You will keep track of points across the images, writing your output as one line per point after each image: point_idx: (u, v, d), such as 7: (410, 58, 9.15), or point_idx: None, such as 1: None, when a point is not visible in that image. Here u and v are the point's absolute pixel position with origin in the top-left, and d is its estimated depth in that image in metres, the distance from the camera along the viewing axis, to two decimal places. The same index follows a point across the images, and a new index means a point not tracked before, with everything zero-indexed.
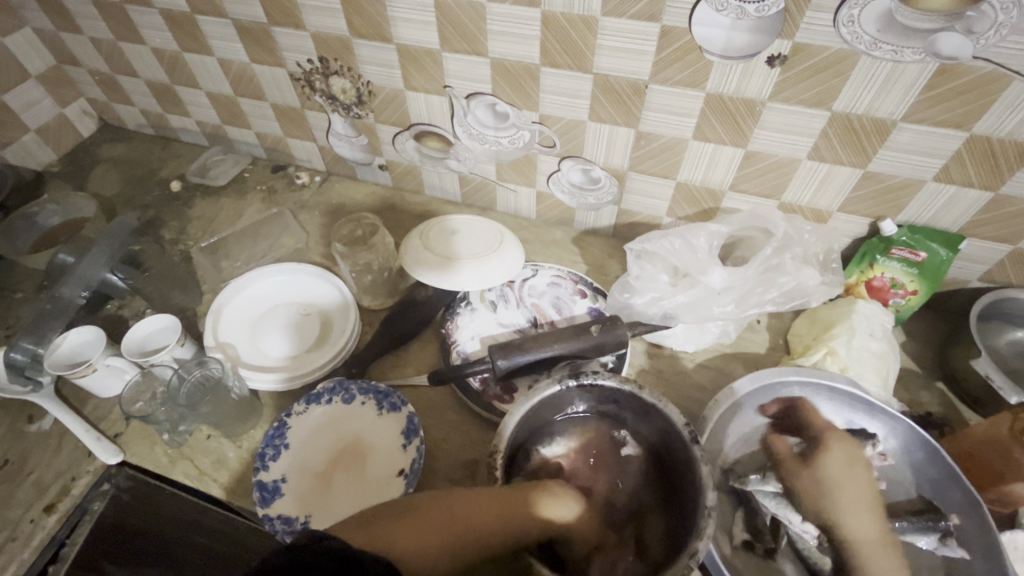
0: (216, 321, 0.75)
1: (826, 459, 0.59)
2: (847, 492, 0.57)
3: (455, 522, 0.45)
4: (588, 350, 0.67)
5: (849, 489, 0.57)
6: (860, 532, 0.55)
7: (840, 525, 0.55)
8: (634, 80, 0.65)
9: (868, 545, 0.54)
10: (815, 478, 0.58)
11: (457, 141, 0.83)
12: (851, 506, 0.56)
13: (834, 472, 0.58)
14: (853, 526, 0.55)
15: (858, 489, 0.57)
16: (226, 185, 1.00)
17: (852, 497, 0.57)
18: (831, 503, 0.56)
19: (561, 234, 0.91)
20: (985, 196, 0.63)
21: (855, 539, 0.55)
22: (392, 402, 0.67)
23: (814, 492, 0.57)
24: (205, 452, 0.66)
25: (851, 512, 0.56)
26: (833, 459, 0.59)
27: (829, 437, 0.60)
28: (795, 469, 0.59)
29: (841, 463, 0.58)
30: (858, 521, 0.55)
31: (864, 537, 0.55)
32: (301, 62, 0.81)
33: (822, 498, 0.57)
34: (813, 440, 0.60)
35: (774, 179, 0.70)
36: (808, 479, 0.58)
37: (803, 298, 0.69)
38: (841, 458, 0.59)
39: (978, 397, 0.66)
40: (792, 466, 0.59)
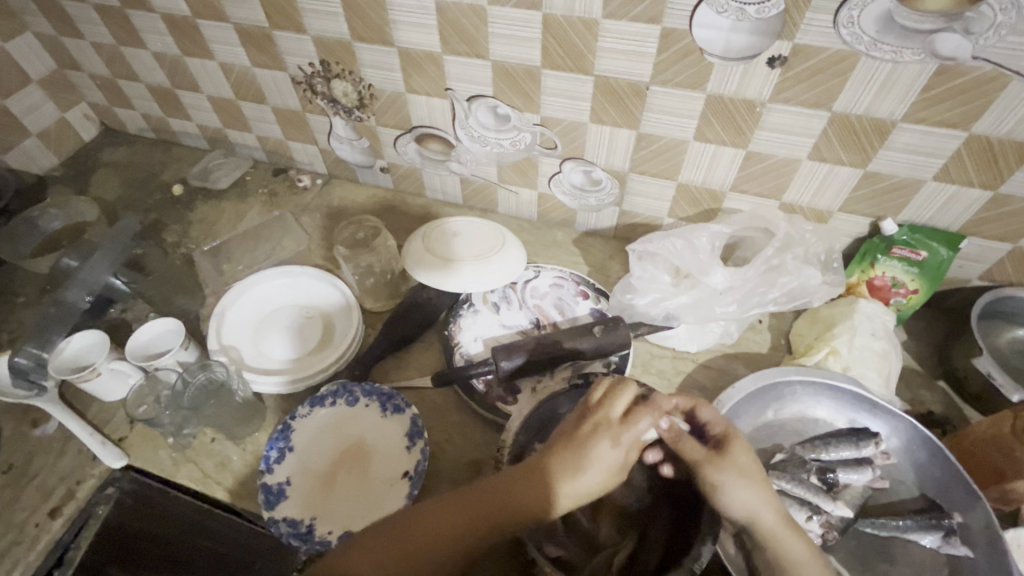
0: (219, 324, 0.75)
1: (735, 453, 0.49)
2: (752, 488, 0.48)
3: (428, 535, 0.46)
4: (592, 352, 0.68)
5: (749, 486, 0.48)
6: (771, 518, 0.48)
7: (756, 519, 0.48)
8: (635, 81, 0.66)
9: (781, 534, 0.48)
10: (731, 474, 0.48)
11: (458, 143, 0.84)
12: (751, 493, 0.48)
13: (742, 467, 0.49)
14: (764, 514, 0.48)
15: (758, 483, 0.48)
16: (227, 188, 1.01)
17: (758, 490, 0.48)
18: (737, 501, 0.48)
19: (562, 235, 0.91)
20: (985, 195, 0.63)
21: (764, 529, 0.48)
22: (396, 404, 0.67)
23: (728, 489, 0.48)
24: (209, 455, 0.66)
25: (763, 504, 0.48)
26: (741, 450, 0.50)
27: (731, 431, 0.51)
28: (710, 460, 0.49)
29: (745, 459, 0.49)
30: (766, 510, 0.48)
31: (774, 525, 0.48)
32: (302, 66, 0.81)
33: (728, 494, 0.48)
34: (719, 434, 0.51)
35: (775, 179, 0.71)
36: (725, 472, 0.48)
37: (805, 297, 0.69)
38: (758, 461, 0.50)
39: (980, 395, 0.66)
40: (705, 463, 0.49)
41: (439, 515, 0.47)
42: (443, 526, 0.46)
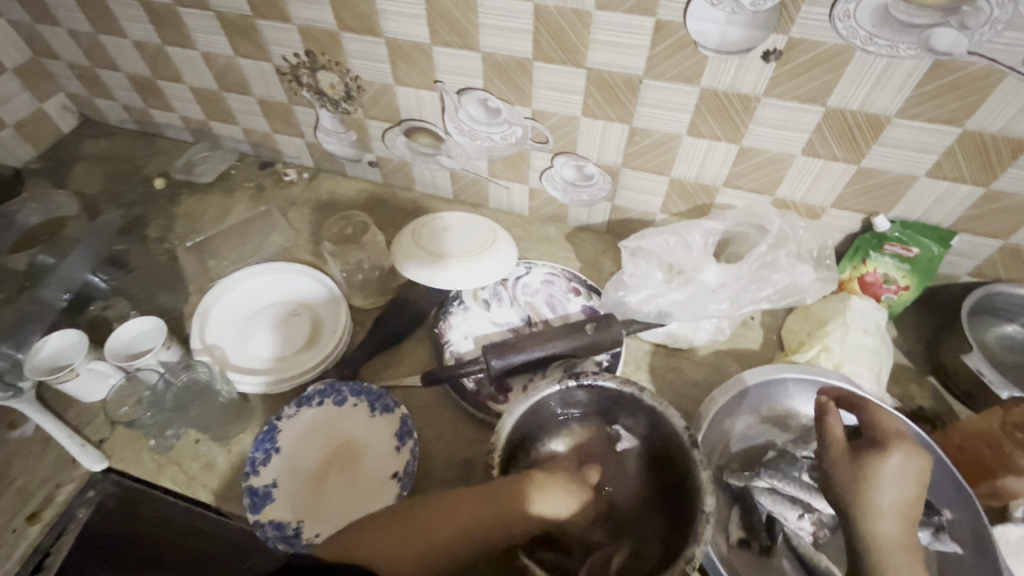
0: (203, 322, 0.73)
1: (886, 458, 0.50)
2: (898, 496, 0.49)
3: (426, 527, 0.49)
4: (583, 349, 0.67)
5: (902, 485, 0.49)
6: (891, 533, 0.47)
7: (875, 529, 0.48)
8: (628, 75, 0.65)
9: (892, 547, 0.47)
10: (866, 471, 0.50)
11: (449, 137, 0.82)
12: (891, 496, 0.49)
13: (896, 470, 0.49)
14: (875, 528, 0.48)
15: (905, 495, 0.49)
16: (212, 182, 0.98)
17: (901, 496, 0.49)
18: (877, 502, 0.48)
19: (554, 230, 0.90)
20: (977, 192, 0.63)
21: (886, 542, 0.47)
22: (385, 403, 0.66)
23: (876, 492, 0.49)
24: (194, 458, 0.65)
25: (895, 512, 0.48)
26: (899, 459, 0.50)
27: (893, 437, 0.51)
28: (844, 458, 0.51)
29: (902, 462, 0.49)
30: (886, 522, 0.48)
31: (894, 540, 0.47)
32: (288, 56, 0.79)
33: (878, 493, 0.49)
34: (873, 437, 0.52)
35: (768, 175, 0.70)
36: (861, 471, 0.50)
37: (798, 294, 0.69)
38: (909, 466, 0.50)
39: (969, 390, 0.67)
40: (839, 453, 0.52)
41: (436, 511, 0.50)
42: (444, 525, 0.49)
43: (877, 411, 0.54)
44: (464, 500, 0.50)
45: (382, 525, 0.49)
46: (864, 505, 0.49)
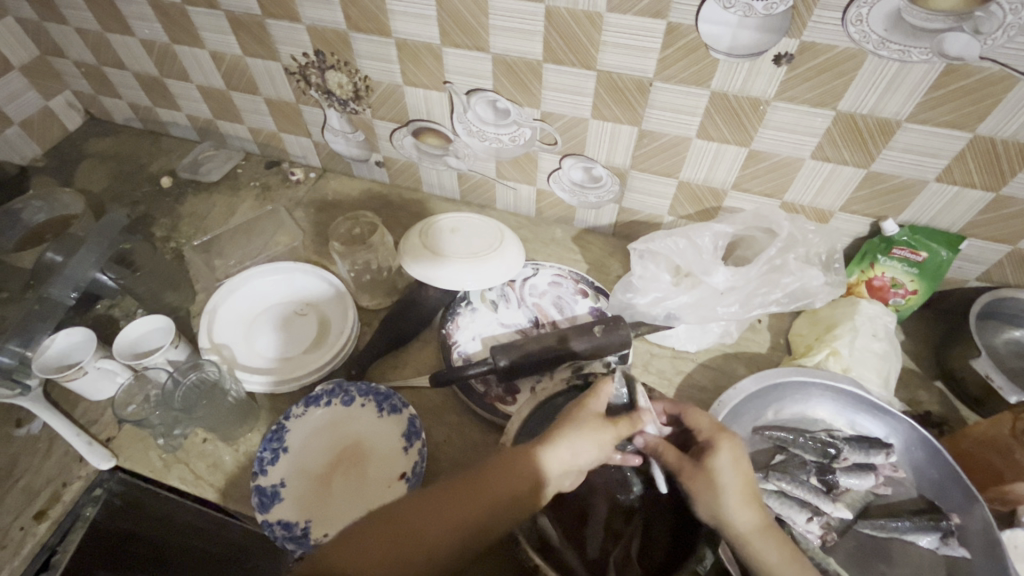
0: (211, 321, 0.73)
1: (714, 458, 0.50)
2: (735, 484, 0.49)
3: (421, 525, 0.44)
4: (591, 351, 0.67)
5: (733, 483, 0.49)
6: (744, 523, 0.48)
7: (728, 521, 0.48)
8: (638, 77, 0.65)
9: (750, 535, 0.48)
10: (707, 474, 0.49)
11: (457, 138, 0.82)
12: (733, 489, 0.49)
13: (729, 476, 0.49)
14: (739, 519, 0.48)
15: (742, 487, 0.49)
16: (218, 181, 0.98)
17: (736, 494, 0.49)
18: (723, 502, 0.48)
19: (561, 232, 0.90)
20: (986, 197, 0.63)
21: (740, 531, 0.48)
22: (393, 404, 0.66)
23: (707, 498, 0.49)
24: (201, 457, 0.65)
25: (737, 506, 0.48)
26: (723, 458, 0.50)
27: (715, 436, 0.51)
28: (685, 470, 0.51)
29: (728, 459, 0.50)
30: (740, 513, 0.48)
31: (747, 528, 0.48)
32: (296, 56, 0.79)
33: (720, 504, 0.48)
34: (703, 440, 0.52)
35: (777, 179, 0.70)
36: (699, 480, 0.50)
37: (807, 298, 0.69)
38: (729, 460, 0.50)
39: (977, 395, 0.66)
40: (686, 471, 0.51)
41: (430, 507, 0.45)
42: (441, 515, 0.45)
43: (694, 415, 0.53)
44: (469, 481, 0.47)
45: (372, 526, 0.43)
46: (708, 504, 0.49)
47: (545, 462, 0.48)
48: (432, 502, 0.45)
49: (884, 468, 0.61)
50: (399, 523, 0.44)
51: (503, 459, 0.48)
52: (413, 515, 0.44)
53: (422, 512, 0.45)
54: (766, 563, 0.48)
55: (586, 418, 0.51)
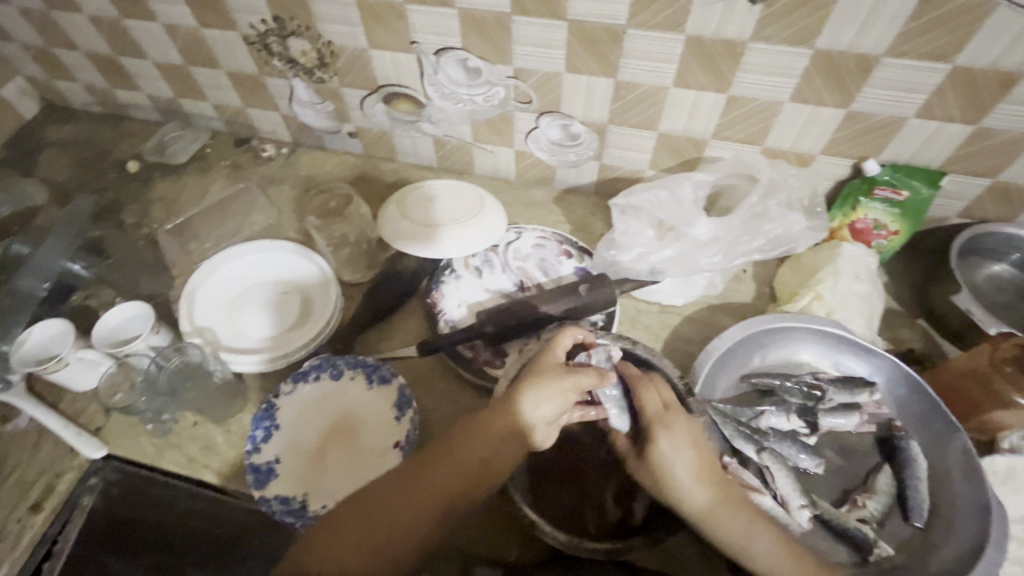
0: (190, 304, 0.72)
1: (662, 443, 0.51)
2: (687, 466, 0.50)
3: (394, 508, 0.48)
4: (579, 310, 0.67)
5: (683, 458, 0.50)
6: (696, 501, 0.49)
7: (683, 500, 0.50)
8: (610, 25, 0.62)
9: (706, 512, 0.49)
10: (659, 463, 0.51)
11: (429, 102, 0.80)
12: (685, 471, 0.50)
13: (677, 457, 0.50)
14: (689, 496, 0.50)
15: (693, 467, 0.50)
16: (186, 163, 0.95)
17: (692, 472, 0.50)
18: (676, 483, 0.50)
19: (542, 194, 0.88)
20: (966, 129, 0.62)
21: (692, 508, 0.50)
22: (382, 374, 0.66)
23: (666, 475, 0.50)
24: (194, 439, 0.65)
25: (688, 484, 0.50)
26: (669, 442, 0.50)
27: (659, 420, 0.52)
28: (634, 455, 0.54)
29: (676, 442, 0.50)
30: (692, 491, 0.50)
31: (704, 506, 0.49)
32: (255, 23, 0.75)
33: (668, 476, 0.50)
34: (653, 417, 0.52)
35: (756, 124, 0.68)
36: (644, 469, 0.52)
37: (789, 244, 0.69)
38: (680, 440, 0.51)
39: (959, 329, 0.68)
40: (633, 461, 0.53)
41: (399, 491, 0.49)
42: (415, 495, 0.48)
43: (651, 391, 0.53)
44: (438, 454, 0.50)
45: (346, 517, 0.48)
46: (656, 482, 0.51)
47: (521, 410, 0.50)
48: (400, 484, 0.49)
49: (867, 406, 0.62)
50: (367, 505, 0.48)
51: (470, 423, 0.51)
52: (382, 500, 0.48)
53: (393, 493, 0.49)
54: (726, 540, 0.49)
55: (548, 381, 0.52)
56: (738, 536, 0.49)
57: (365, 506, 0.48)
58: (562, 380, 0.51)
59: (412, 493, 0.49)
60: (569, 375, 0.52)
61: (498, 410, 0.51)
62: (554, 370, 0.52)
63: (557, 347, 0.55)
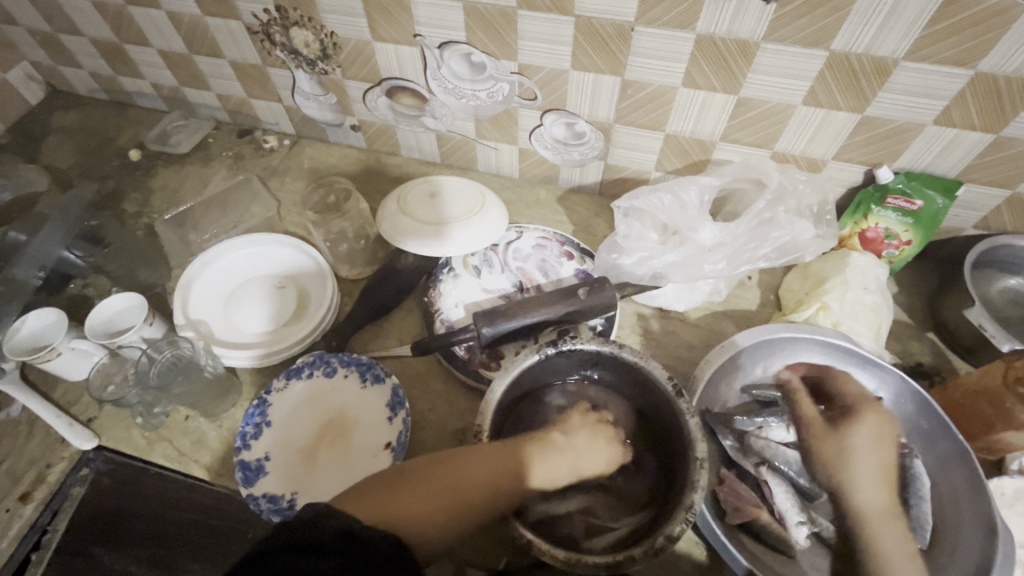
0: (185, 297, 0.71)
1: (853, 430, 0.58)
2: (870, 464, 0.56)
3: (461, 480, 0.46)
4: (577, 313, 0.65)
5: (877, 455, 0.57)
6: (878, 501, 0.55)
7: (854, 496, 0.55)
8: (618, 21, 0.60)
9: (875, 515, 0.54)
10: (840, 446, 0.58)
11: (432, 97, 0.78)
12: (865, 470, 0.56)
13: (865, 441, 0.58)
14: (859, 495, 0.55)
15: (876, 470, 0.56)
16: (189, 152, 0.94)
17: (871, 472, 0.56)
18: (853, 474, 0.56)
19: (546, 193, 0.87)
20: (985, 138, 0.60)
21: (865, 506, 0.55)
22: (376, 373, 0.65)
23: (853, 469, 0.56)
24: (185, 434, 0.64)
25: (875, 478, 0.56)
26: (865, 432, 0.58)
27: (860, 406, 0.59)
28: (820, 432, 0.59)
29: (873, 437, 0.58)
30: (866, 490, 0.55)
31: (870, 507, 0.54)
32: (258, 13, 0.74)
33: (858, 487, 0.55)
34: (848, 406, 0.60)
35: (767, 128, 0.67)
36: (833, 445, 0.58)
37: (797, 252, 0.67)
38: (872, 432, 0.58)
39: (970, 345, 0.65)
40: (814, 429, 0.59)
41: (421, 485, 0.45)
42: (433, 492, 0.45)
43: (842, 381, 0.62)
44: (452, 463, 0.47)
45: (409, 485, 0.45)
46: (847, 477, 0.56)
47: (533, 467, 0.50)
48: (470, 459, 0.47)
49: None
50: (431, 484, 0.46)
51: (491, 446, 0.49)
52: (464, 469, 0.47)
53: (466, 463, 0.47)
54: (880, 549, 0.52)
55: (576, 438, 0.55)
56: (891, 548, 0.52)
57: (427, 477, 0.46)
58: (596, 447, 0.55)
59: (429, 486, 0.46)
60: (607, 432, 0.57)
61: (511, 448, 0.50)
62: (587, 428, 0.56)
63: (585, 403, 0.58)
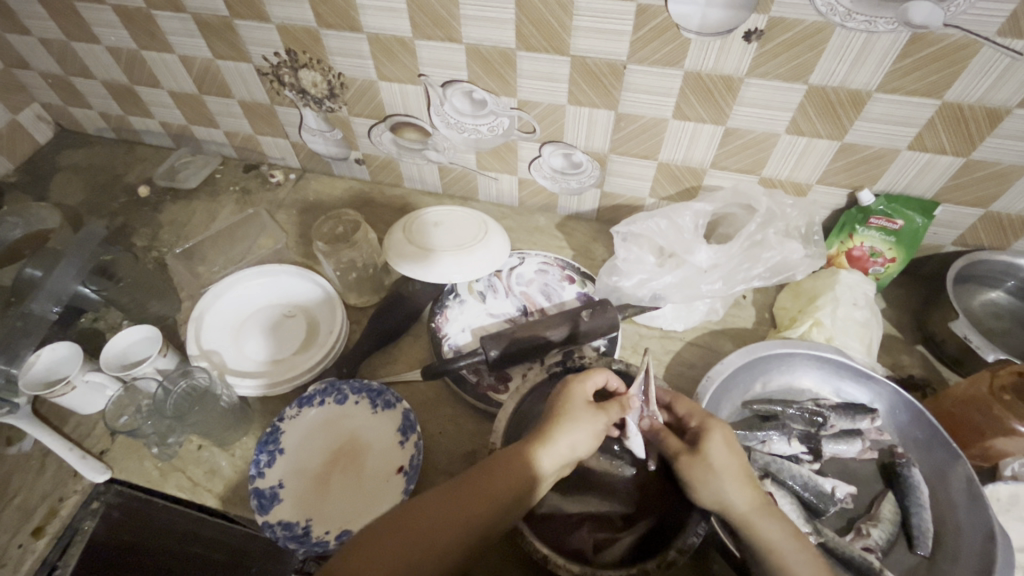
0: (199, 328, 0.72)
1: (708, 444, 0.51)
2: (729, 467, 0.50)
3: (441, 510, 0.47)
4: (581, 336, 0.68)
5: (731, 462, 0.50)
6: (742, 505, 0.48)
7: (728, 505, 0.48)
8: (611, 60, 0.65)
9: (753, 516, 0.48)
10: (705, 465, 0.50)
11: (435, 131, 0.82)
12: (728, 473, 0.49)
13: (718, 453, 0.50)
14: (733, 501, 0.48)
15: (736, 469, 0.50)
16: (197, 187, 0.97)
17: (733, 475, 0.49)
18: (720, 486, 0.48)
19: (545, 220, 0.90)
20: (957, 162, 0.64)
21: (743, 515, 0.48)
22: (386, 399, 0.67)
23: (700, 480, 0.49)
24: (198, 463, 0.65)
25: (737, 486, 0.49)
26: (716, 444, 0.51)
27: (705, 423, 0.53)
28: (682, 456, 0.51)
29: (721, 446, 0.51)
30: (738, 492, 0.48)
31: (747, 510, 0.48)
32: (268, 56, 0.78)
33: (710, 487, 0.49)
34: (695, 425, 0.53)
35: (754, 155, 0.71)
36: (695, 466, 0.50)
37: (787, 271, 0.70)
38: (723, 442, 0.51)
39: (957, 356, 0.68)
40: (681, 458, 0.51)
41: (401, 533, 0.45)
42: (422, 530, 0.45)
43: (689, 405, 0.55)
44: (442, 496, 0.48)
45: (386, 535, 0.45)
46: (706, 489, 0.49)
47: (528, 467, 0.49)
48: (453, 491, 0.48)
49: (868, 432, 0.63)
50: (416, 523, 0.46)
51: (481, 467, 0.49)
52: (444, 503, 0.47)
53: (448, 494, 0.48)
54: (771, 543, 0.47)
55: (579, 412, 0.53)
56: (778, 542, 0.47)
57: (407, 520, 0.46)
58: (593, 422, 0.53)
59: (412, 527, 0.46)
60: (596, 411, 0.54)
61: (505, 458, 0.50)
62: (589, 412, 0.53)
63: (588, 378, 0.56)
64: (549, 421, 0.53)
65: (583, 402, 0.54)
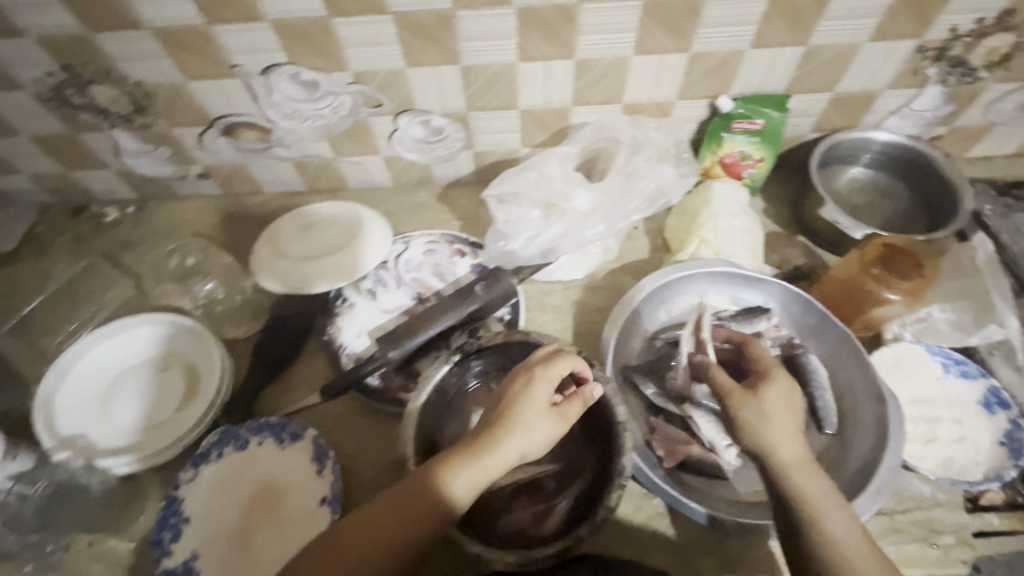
0: (49, 415, 0.62)
1: (767, 389, 0.50)
2: (781, 417, 0.49)
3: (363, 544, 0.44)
4: (480, 311, 0.66)
5: (787, 412, 0.49)
6: (788, 453, 0.47)
7: (773, 453, 0.48)
8: (435, 11, 0.59)
9: (796, 466, 0.47)
10: (756, 408, 0.49)
11: (274, 125, 0.72)
12: (779, 422, 0.48)
13: (772, 401, 0.49)
14: (779, 448, 0.47)
15: (789, 421, 0.49)
16: (15, 249, 0.82)
17: (783, 426, 0.48)
18: (771, 433, 0.48)
19: (426, 195, 0.84)
20: (798, 51, 0.64)
21: (783, 462, 0.47)
22: (292, 431, 0.61)
23: (755, 427, 0.48)
24: (94, 560, 0.58)
25: (786, 436, 0.48)
26: (774, 391, 0.50)
27: (770, 367, 0.52)
28: (734, 395, 0.51)
29: (779, 393, 0.50)
30: (785, 442, 0.48)
31: (793, 459, 0.47)
32: (43, 77, 0.65)
33: (761, 431, 0.48)
34: (761, 370, 0.53)
35: (611, 84, 0.68)
36: (749, 408, 0.49)
37: (663, 196, 0.71)
38: (782, 388, 0.50)
39: (832, 239, 0.72)
40: (734, 397, 0.51)
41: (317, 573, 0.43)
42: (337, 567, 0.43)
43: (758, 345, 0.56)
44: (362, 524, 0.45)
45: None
46: (756, 433, 0.48)
47: (459, 479, 0.45)
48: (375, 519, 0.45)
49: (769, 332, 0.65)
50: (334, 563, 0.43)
51: (409, 484, 0.46)
52: (365, 534, 0.44)
53: (369, 521, 0.45)
54: (811, 498, 0.46)
55: (530, 411, 0.48)
56: (817, 493, 0.46)
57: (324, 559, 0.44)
58: (543, 422, 0.48)
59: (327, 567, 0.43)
60: (552, 411, 0.48)
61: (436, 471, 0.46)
62: (549, 412, 0.48)
63: (551, 369, 0.49)
64: (498, 422, 0.48)
65: (541, 402, 0.48)
